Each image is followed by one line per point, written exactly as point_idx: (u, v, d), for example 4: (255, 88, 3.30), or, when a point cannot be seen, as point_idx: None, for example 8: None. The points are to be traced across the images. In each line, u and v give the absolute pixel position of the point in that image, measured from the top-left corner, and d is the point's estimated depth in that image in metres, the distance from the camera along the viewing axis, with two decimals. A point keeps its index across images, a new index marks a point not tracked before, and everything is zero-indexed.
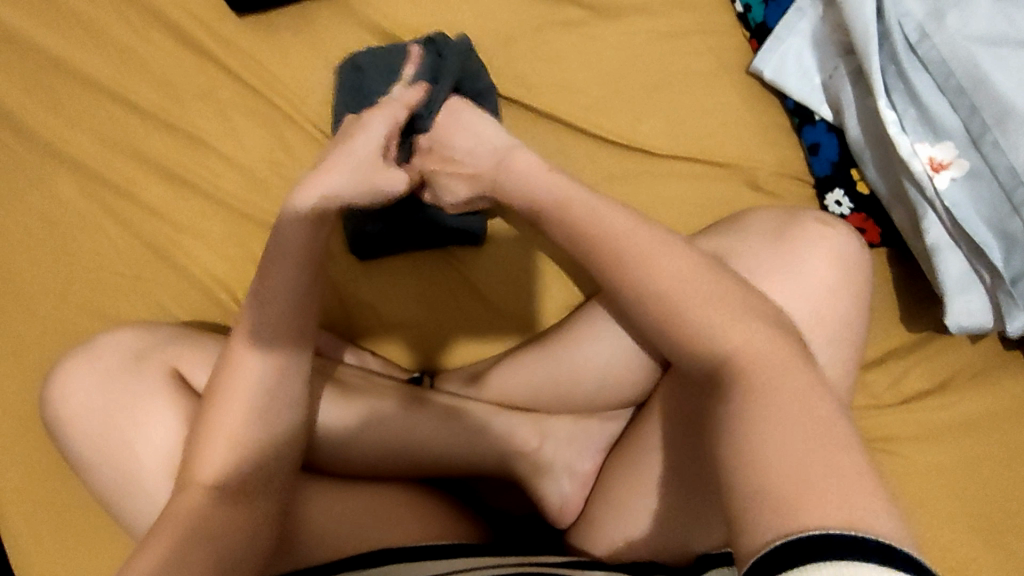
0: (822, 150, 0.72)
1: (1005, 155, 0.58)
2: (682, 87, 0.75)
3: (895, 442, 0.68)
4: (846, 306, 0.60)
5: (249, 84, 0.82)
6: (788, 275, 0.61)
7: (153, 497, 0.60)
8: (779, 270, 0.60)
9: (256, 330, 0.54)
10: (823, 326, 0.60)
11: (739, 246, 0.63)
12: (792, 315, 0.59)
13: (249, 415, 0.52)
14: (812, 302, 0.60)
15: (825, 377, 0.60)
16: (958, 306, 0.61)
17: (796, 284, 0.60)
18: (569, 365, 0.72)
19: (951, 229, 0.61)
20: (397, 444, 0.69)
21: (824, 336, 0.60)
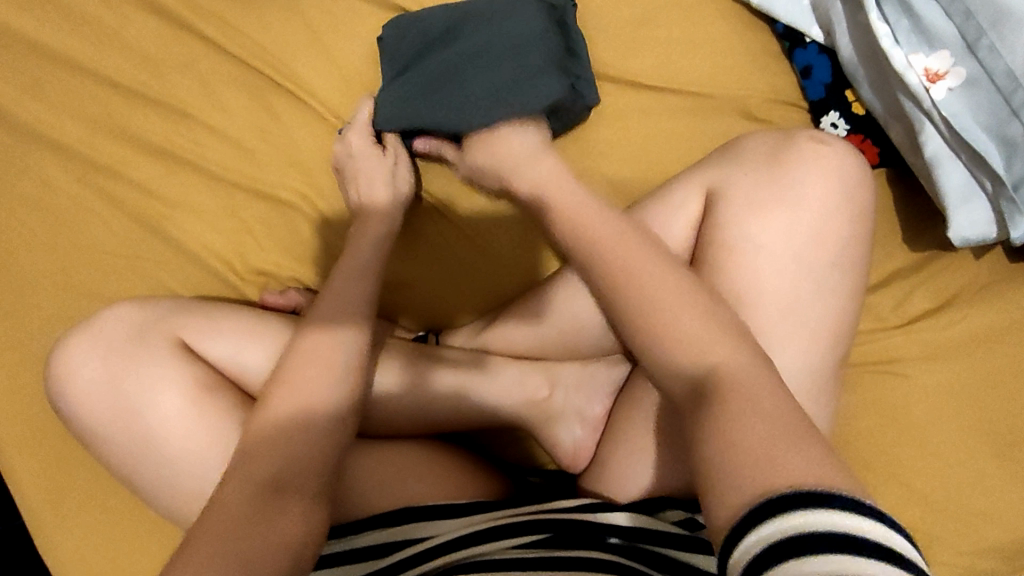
0: (815, 73, 0.70)
1: (1002, 59, 0.56)
2: (668, 19, 0.73)
3: (903, 361, 0.68)
4: (847, 227, 0.60)
5: (227, 52, 0.80)
6: (786, 200, 0.60)
7: (170, 468, 0.60)
8: (775, 196, 0.60)
9: (331, 313, 0.57)
10: (822, 250, 0.59)
11: (734, 175, 0.63)
12: (790, 241, 0.59)
13: (315, 389, 0.52)
14: (812, 225, 0.59)
15: (830, 302, 0.59)
16: (960, 219, 0.60)
17: (795, 210, 0.59)
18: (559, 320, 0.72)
19: (950, 140, 0.60)
20: (420, 403, 0.69)
21: (826, 259, 0.59)
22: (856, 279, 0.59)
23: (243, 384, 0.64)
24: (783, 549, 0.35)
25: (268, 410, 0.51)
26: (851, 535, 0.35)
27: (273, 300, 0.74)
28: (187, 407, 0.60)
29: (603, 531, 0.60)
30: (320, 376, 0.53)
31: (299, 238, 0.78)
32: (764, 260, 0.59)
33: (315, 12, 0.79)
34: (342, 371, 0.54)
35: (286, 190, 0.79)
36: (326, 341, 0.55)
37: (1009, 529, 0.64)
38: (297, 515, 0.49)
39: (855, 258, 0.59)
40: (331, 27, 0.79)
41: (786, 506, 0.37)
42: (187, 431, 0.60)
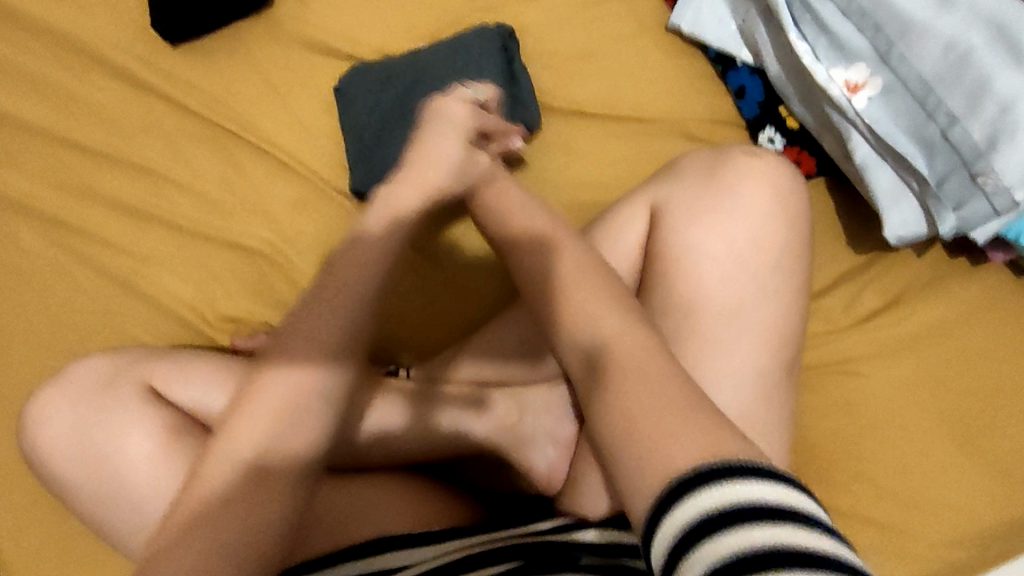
0: (748, 93, 0.74)
1: (913, 67, 0.60)
2: (609, 53, 0.77)
3: (858, 361, 0.70)
4: (785, 234, 0.62)
5: (190, 110, 0.83)
6: (723, 211, 0.63)
7: (143, 514, 0.61)
8: (712, 208, 0.63)
9: (298, 347, 0.54)
10: (763, 257, 0.62)
11: (675, 192, 0.66)
12: (730, 250, 0.61)
13: (274, 430, 0.52)
14: (751, 234, 0.62)
15: (776, 306, 0.61)
16: (893, 219, 0.63)
17: (733, 221, 0.62)
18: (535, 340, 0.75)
19: (875, 145, 0.63)
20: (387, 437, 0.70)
21: (767, 265, 0.61)
22: (796, 287, 0.61)
23: (212, 427, 0.65)
24: (695, 529, 0.40)
25: (236, 436, 0.52)
26: (738, 507, 0.40)
27: (243, 343, 0.75)
28: (158, 451, 0.61)
29: None
30: (283, 416, 0.52)
31: (267, 284, 0.80)
32: (709, 272, 0.61)
33: (274, 67, 0.83)
34: (292, 417, 0.52)
35: (253, 238, 0.81)
36: (292, 381, 0.53)
37: (974, 518, 0.65)
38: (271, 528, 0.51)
39: (793, 266, 0.61)
40: (290, 81, 0.83)
41: (682, 493, 0.42)
42: (158, 475, 0.60)
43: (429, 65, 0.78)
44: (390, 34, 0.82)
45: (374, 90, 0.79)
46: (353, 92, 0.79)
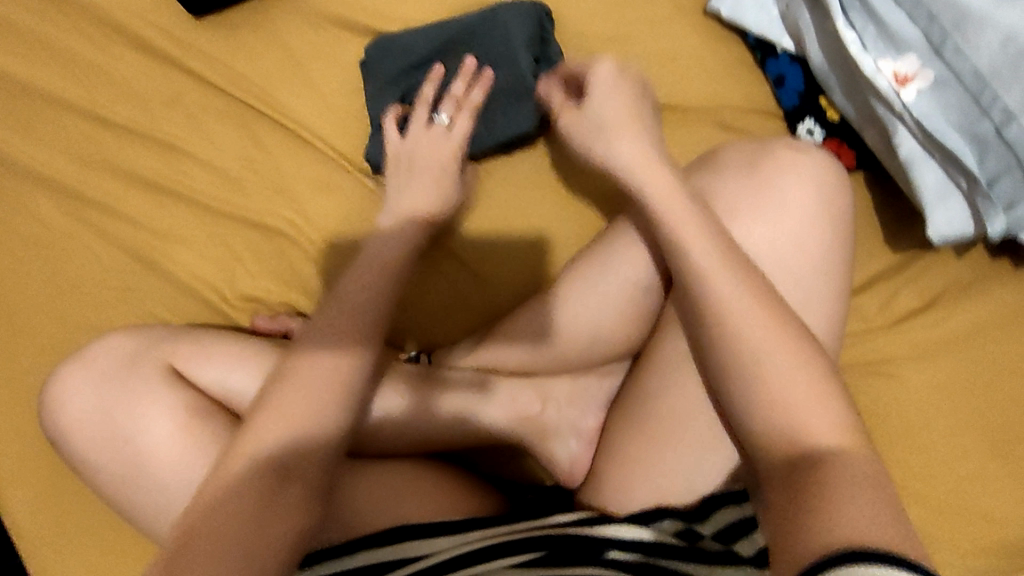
0: (788, 82, 0.71)
1: (967, 59, 0.57)
2: (644, 37, 0.74)
3: (894, 362, 0.68)
4: (829, 236, 0.61)
5: (212, 84, 0.82)
6: (766, 210, 0.61)
7: (163, 496, 0.60)
8: (754, 206, 0.61)
9: (328, 331, 0.57)
10: (805, 259, 0.60)
11: (715, 185, 0.63)
12: (773, 252, 0.60)
13: (310, 407, 0.52)
14: (794, 235, 0.60)
15: (814, 312, 0.60)
16: (937, 217, 0.61)
17: (775, 221, 0.60)
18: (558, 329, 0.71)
19: (923, 140, 0.61)
20: (408, 422, 0.69)
21: (808, 269, 0.60)
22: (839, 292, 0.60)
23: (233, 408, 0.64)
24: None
25: (264, 424, 0.51)
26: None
27: (265, 323, 0.75)
28: (179, 431, 0.60)
29: (600, 544, 0.60)
30: (319, 395, 0.53)
31: (288, 264, 0.79)
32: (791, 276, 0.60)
33: (299, 42, 0.81)
34: (327, 397, 0.53)
35: (275, 218, 0.79)
36: (325, 362, 0.54)
37: (1005, 528, 0.64)
38: (297, 498, 0.51)
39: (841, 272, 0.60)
40: (314, 57, 0.81)
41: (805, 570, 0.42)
42: (178, 456, 0.60)
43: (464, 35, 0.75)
44: (418, 10, 0.80)
45: (406, 53, 0.76)
46: (384, 53, 0.77)
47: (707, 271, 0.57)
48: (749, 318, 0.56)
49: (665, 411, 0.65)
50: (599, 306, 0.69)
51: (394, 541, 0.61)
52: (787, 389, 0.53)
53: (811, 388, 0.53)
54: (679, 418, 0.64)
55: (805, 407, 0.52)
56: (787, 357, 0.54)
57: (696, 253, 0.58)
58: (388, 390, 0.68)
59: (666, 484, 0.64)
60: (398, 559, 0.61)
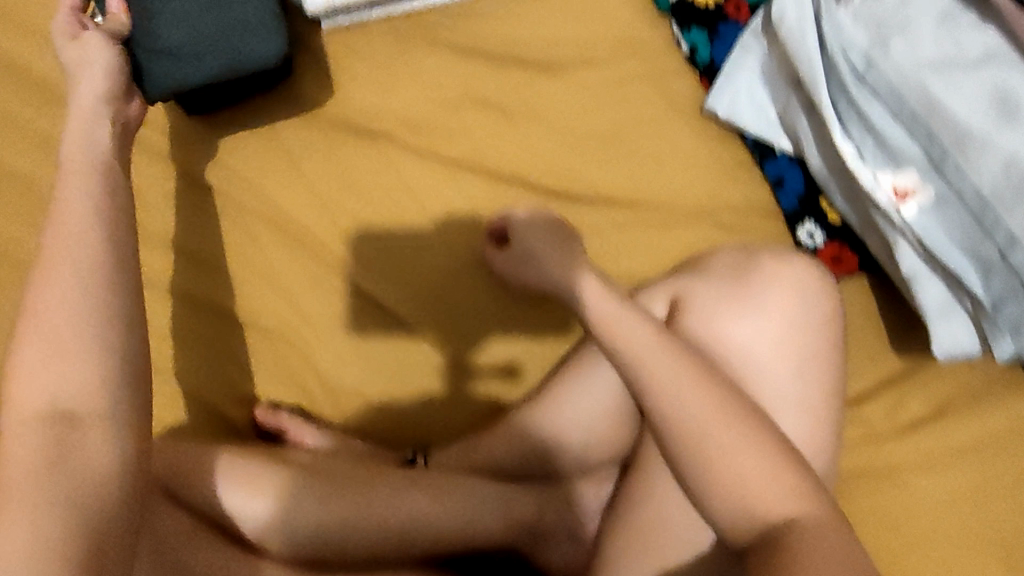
0: (787, 184, 0.70)
1: (968, 179, 0.56)
2: (638, 137, 0.74)
3: (899, 472, 0.66)
4: (811, 342, 0.61)
5: (197, 174, 0.80)
6: (744, 315, 0.62)
7: None
8: (734, 312, 0.62)
9: (47, 297, 0.43)
10: (787, 366, 0.61)
11: (698, 291, 0.65)
12: (752, 357, 0.61)
13: (72, 382, 0.41)
14: (774, 342, 0.61)
15: (798, 420, 0.61)
16: (941, 334, 0.59)
17: (756, 327, 0.61)
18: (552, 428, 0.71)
19: (925, 256, 0.59)
20: (395, 527, 0.63)
21: (789, 377, 0.61)
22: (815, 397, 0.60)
23: None
24: None
25: (24, 383, 0.41)
26: None
27: (264, 417, 0.75)
28: None
29: None
30: (70, 369, 0.41)
31: (279, 362, 0.78)
32: (763, 372, 0.60)
33: (290, 134, 0.80)
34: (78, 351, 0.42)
35: (263, 312, 0.78)
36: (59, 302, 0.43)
37: None
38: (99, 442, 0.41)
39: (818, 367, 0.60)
40: (305, 148, 0.80)
41: None
42: None
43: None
44: (410, 104, 0.79)
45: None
46: None
47: (647, 358, 0.58)
48: (693, 401, 0.55)
49: (669, 520, 0.64)
50: (596, 410, 0.70)
51: None
52: (738, 466, 0.52)
53: (765, 467, 0.52)
54: (669, 529, 0.64)
55: (752, 483, 0.51)
56: (736, 430, 0.53)
57: (638, 349, 0.59)
58: (231, 480, 0.60)
59: None
60: None
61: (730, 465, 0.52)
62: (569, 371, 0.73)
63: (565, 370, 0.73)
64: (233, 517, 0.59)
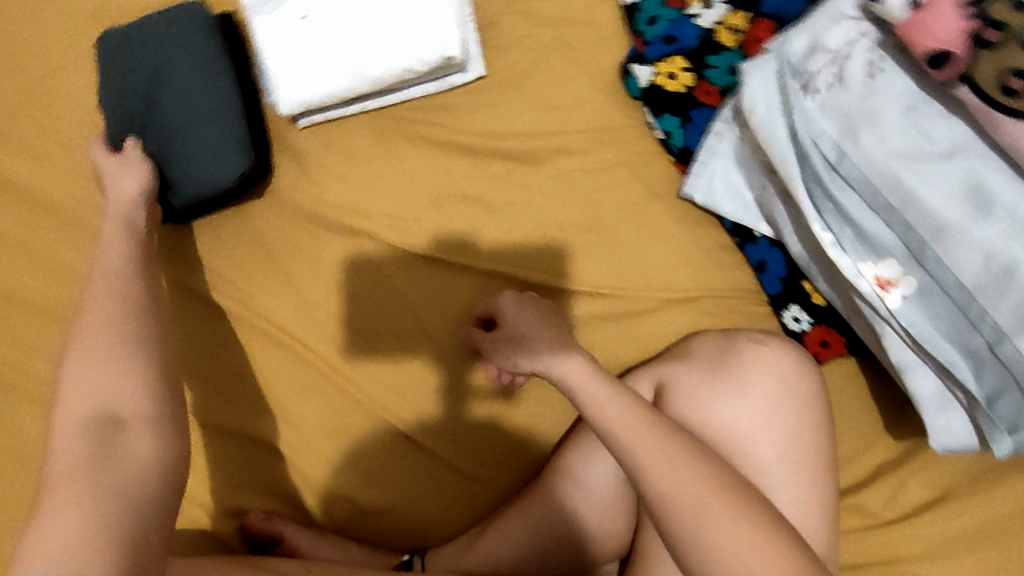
0: (770, 267, 0.69)
1: (950, 271, 0.55)
2: (617, 223, 0.73)
3: (900, 562, 0.64)
4: (793, 420, 0.61)
5: (180, 282, 0.80)
6: (728, 396, 0.63)
7: None
8: (717, 394, 0.63)
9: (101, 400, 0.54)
10: (771, 444, 0.61)
11: (681, 373, 0.65)
12: (738, 436, 0.61)
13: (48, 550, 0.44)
14: (757, 423, 0.61)
15: (789, 500, 0.60)
16: (938, 427, 0.58)
17: (738, 405, 0.62)
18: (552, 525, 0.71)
19: (914, 347, 0.58)
20: None
21: (775, 457, 0.61)
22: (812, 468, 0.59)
23: None
24: None
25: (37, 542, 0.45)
26: None
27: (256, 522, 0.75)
28: None
29: None
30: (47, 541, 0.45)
31: (270, 469, 0.78)
32: (748, 450, 0.61)
33: (269, 235, 0.80)
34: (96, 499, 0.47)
35: (252, 419, 0.78)
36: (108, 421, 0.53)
37: None
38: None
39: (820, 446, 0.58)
40: (285, 249, 0.79)
41: None
42: None
43: (157, 116, 0.77)
44: (387, 199, 0.78)
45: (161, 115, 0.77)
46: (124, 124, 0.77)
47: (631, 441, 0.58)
48: (679, 481, 0.55)
49: None
50: (593, 501, 0.70)
51: None
52: (732, 546, 0.52)
53: (755, 541, 0.52)
54: None
55: (745, 564, 0.51)
56: (722, 510, 0.53)
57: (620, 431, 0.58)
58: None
59: None
60: None
61: (727, 538, 0.52)
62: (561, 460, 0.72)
63: (556, 456, 0.73)
64: None
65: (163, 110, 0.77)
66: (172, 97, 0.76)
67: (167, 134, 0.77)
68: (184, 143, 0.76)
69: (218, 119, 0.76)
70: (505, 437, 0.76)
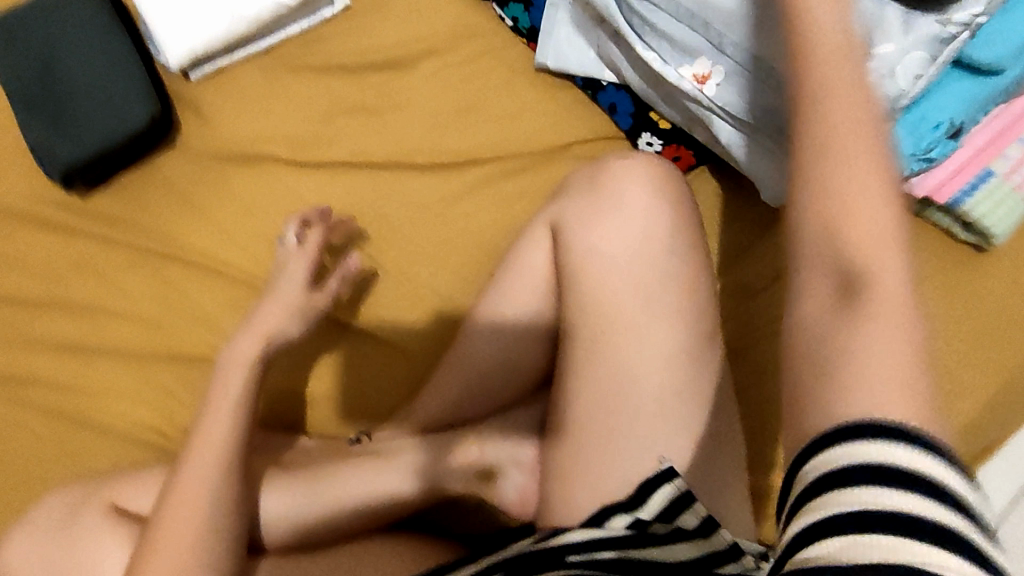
0: (620, 108, 0.80)
1: (744, 50, 0.67)
2: (489, 103, 0.84)
3: (777, 323, 0.75)
4: (668, 218, 0.66)
5: (113, 240, 0.87)
6: (610, 213, 0.67)
7: None
8: (601, 212, 0.67)
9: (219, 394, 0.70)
10: (653, 243, 0.65)
11: (567, 207, 0.70)
12: (626, 245, 0.65)
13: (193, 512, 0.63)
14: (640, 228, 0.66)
15: (675, 288, 0.64)
16: (767, 182, 0.71)
17: (619, 221, 0.66)
18: (474, 366, 0.74)
19: (735, 124, 0.71)
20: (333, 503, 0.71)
21: (657, 251, 0.65)
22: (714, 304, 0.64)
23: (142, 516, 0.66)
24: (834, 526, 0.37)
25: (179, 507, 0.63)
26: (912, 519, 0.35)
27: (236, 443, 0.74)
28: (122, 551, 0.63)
29: (560, 550, 0.61)
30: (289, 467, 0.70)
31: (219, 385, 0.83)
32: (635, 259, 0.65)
33: (185, 180, 0.88)
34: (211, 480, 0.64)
35: (200, 345, 0.85)
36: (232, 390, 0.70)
37: None
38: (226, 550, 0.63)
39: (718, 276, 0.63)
40: (201, 188, 0.87)
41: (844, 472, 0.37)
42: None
43: (60, 88, 0.85)
44: (284, 124, 0.87)
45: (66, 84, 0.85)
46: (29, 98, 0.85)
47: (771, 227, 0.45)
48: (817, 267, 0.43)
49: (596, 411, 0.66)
50: (513, 339, 0.73)
51: None
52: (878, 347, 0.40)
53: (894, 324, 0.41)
54: (598, 417, 0.66)
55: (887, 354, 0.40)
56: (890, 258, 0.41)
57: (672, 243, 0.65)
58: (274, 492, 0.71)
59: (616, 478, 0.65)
60: None
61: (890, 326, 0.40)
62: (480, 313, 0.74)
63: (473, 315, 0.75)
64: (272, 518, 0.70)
65: (65, 80, 0.85)
66: (72, 68, 0.86)
67: (71, 100, 0.85)
68: (89, 105, 0.85)
69: (117, 79, 0.85)
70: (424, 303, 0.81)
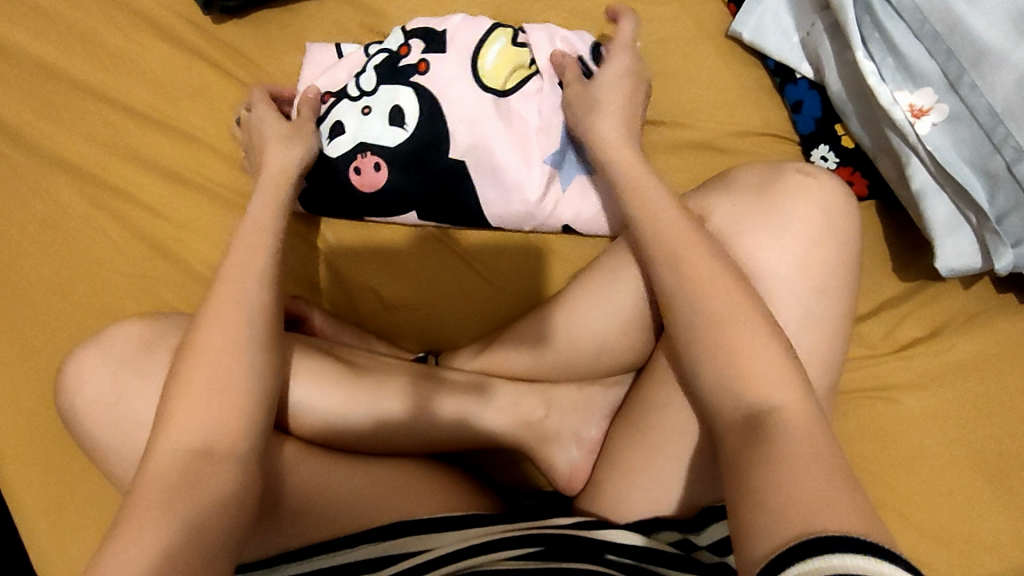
0: (805, 108, 0.73)
1: (983, 96, 0.61)
2: (666, 54, 0.76)
3: (894, 388, 0.68)
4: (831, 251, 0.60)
5: (237, 79, 0.84)
6: (768, 228, 0.61)
7: None
8: (760, 223, 0.61)
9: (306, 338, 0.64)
10: (808, 272, 0.60)
11: (720, 204, 0.64)
12: (778, 266, 0.60)
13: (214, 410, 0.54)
14: (800, 252, 0.60)
15: (818, 328, 0.60)
16: (949, 250, 0.64)
17: (778, 240, 0.60)
18: (569, 335, 0.71)
19: (935, 174, 0.63)
20: (381, 421, 0.68)
21: (809, 283, 0.60)
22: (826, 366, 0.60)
23: None
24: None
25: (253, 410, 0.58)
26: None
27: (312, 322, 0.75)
28: None
29: (601, 547, 0.61)
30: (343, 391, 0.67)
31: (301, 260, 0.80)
32: (784, 284, 0.59)
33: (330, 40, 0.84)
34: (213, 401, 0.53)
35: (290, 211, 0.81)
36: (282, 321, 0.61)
37: (1001, 556, 0.63)
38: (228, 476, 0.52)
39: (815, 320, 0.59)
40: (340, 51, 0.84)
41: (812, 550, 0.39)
42: None
43: None
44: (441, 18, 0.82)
45: None
46: None
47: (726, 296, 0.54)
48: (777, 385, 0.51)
49: (668, 421, 0.64)
50: (613, 321, 0.69)
51: (377, 539, 0.61)
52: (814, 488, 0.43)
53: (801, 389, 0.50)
54: (680, 428, 0.63)
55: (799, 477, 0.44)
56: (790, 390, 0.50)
57: (815, 289, 0.60)
58: (319, 384, 0.67)
59: (675, 490, 0.63)
60: (394, 554, 0.62)
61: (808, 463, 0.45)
62: (597, 283, 0.70)
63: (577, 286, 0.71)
64: (323, 420, 0.67)
65: None
66: None
67: None
68: None
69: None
70: (542, 250, 0.79)
